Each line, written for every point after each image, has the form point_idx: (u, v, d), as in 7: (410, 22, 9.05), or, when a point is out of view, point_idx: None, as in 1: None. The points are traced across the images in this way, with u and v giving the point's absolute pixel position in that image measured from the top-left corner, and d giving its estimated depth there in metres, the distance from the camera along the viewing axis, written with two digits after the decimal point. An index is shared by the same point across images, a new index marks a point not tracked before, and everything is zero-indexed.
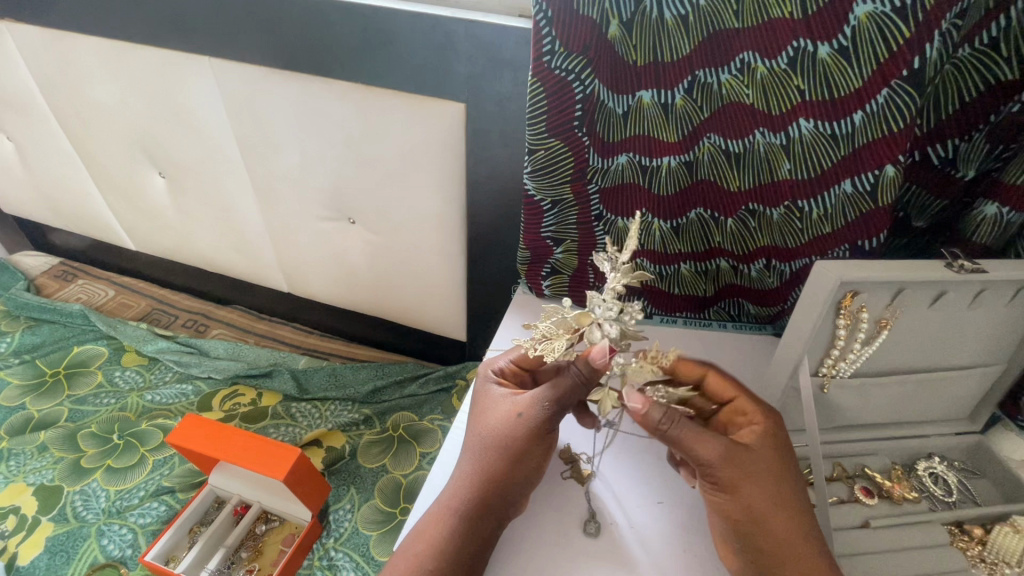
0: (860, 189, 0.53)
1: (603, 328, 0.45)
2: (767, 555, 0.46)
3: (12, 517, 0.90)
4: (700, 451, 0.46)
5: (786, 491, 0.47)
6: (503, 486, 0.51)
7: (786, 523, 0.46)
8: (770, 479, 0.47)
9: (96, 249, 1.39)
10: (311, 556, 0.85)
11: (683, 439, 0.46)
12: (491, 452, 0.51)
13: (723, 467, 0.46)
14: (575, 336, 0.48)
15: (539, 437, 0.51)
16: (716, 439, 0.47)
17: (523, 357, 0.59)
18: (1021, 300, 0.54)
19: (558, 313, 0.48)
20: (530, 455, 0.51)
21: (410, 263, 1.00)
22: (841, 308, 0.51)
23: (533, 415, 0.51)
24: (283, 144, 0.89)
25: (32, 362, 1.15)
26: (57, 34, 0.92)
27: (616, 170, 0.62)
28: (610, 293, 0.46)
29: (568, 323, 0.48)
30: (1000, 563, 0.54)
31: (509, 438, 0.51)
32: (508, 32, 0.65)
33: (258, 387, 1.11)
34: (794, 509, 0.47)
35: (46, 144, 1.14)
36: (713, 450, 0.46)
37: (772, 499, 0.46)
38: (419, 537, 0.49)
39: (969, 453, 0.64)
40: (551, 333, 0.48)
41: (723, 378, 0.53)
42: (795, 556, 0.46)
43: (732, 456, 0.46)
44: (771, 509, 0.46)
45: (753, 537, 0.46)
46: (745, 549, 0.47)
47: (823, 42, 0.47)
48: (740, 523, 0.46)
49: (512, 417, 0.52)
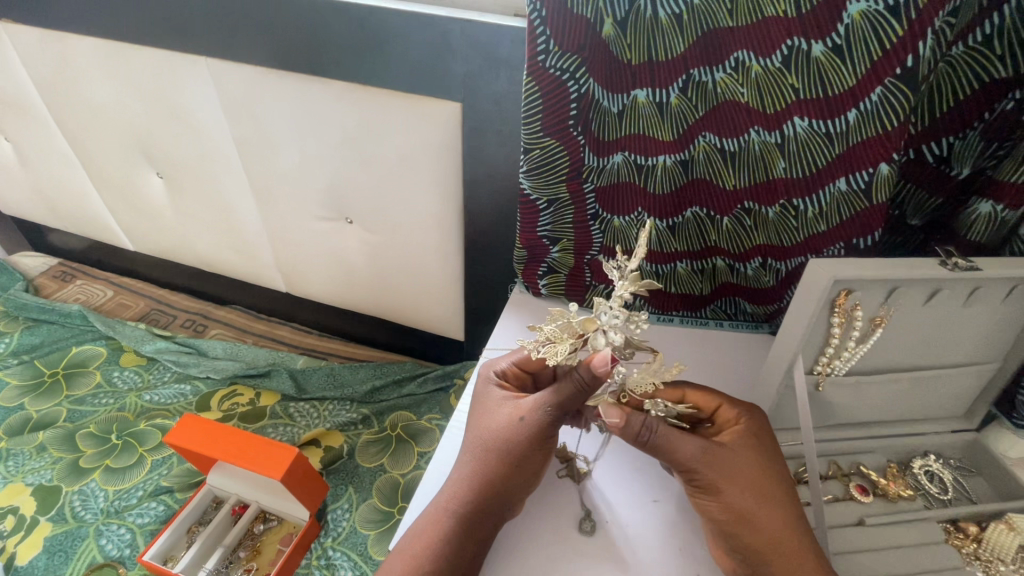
0: (855, 188, 0.53)
1: (608, 335, 0.45)
2: (756, 554, 0.46)
3: (11, 517, 0.90)
4: (678, 453, 0.48)
5: (772, 488, 0.48)
6: (502, 489, 0.51)
7: (774, 520, 0.47)
8: (751, 476, 0.48)
9: (95, 249, 1.39)
10: (309, 556, 0.85)
11: (662, 444, 0.49)
12: (491, 454, 0.51)
13: (702, 467, 0.48)
14: (579, 341, 0.48)
15: (540, 441, 0.51)
16: (694, 440, 0.48)
17: (525, 359, 0.58)
18: (1015, 297, 0.54)
19: (563, 316, 0.48)
20: (530, 459, 0.51)
21: (408, 263, 1.00)
22: (835, 306, 0.51)
23: (534, 420, 0.51)
24: (281, 144, 0.89)
25: (31, 363, 1.15)
26: (54, 34, 0.92)
27: (612, 168, 0.62)
28: (617, 300, 0.45)
29: (573, 328, 0.48)
30: (995, 561, 0.54)
31: (509, 441, 0.51)
32: (504, 31, 0.65)
33: (257, 387, 1.11)
34: (780, 506, 0.47)
35: (45, 145, 1.14)
36: (690, 451, 0.48)
37: (755, 495, 0.47)
38: (416, 537, 0.49)
39: (965, 451, 0.64)
40: (556, 336, 0.48)
41: (700, 390, 0.54)
42: (784, 553, 0.46)
43: (711, 456, 0.48)
44: (756, 505, 0.47)
45: (740, 536, 0.47)
46: (733, 547, 0.47)
47: (817, 41, 0.47)
48: (726, 522, 0.47)
49: (513, 421, 0.52)
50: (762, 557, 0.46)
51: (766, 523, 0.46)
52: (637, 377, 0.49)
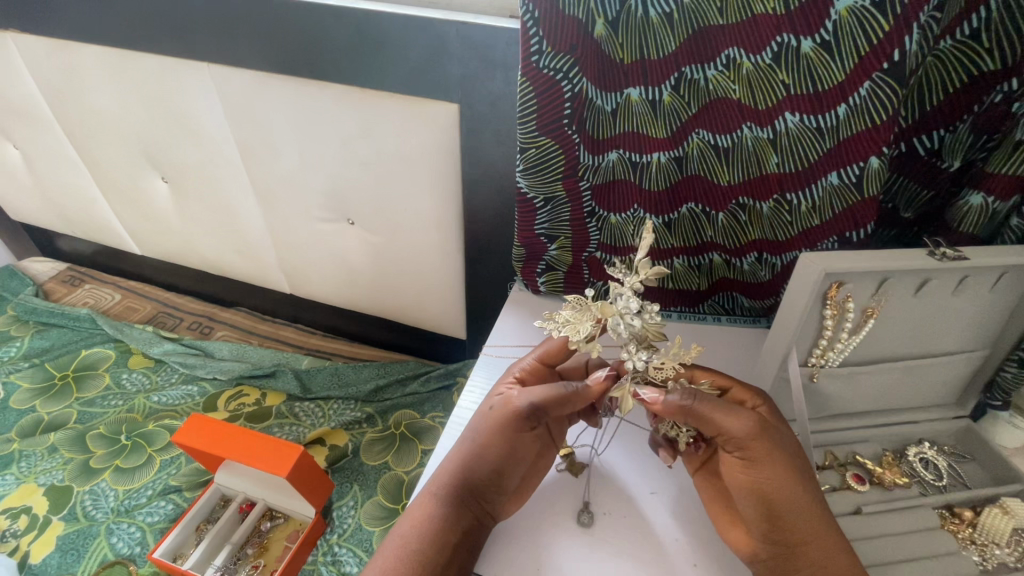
0: (846, 181, 0.53)
1: (624, 320, 0.46)
2: (792, 535, 0.47)
3: (24, 517, 0.92)
4: (730, 428, 0.47)
5: (806, 474, 0.48)
6: (484, 475, 0.51)
7: (809, 502, 0.47)
8: (793, 457, 0.48)
9: (104, 254, 1.42)
10: (316, 552, 0.87)
11: (710, 414, 0.47)
12: (471, 438, 0.53)
13: (753, 441, 0.47)
14: (599, 325, 0.48)
15: (513, 429, 0.53)
16: (744, 415, 0.47)
17: (547, 351, 0.58)
18: (1003, 285, 0.55)
19: (581, 303, 0.49)
20: (509, 445, 0.52)
21: (410, 262, 1.01)
22: (827, 299, 0.52)
23: (510, 404, 0.53)
24: (283, 147, 0.91)
25: (41, 366, 1.18)
26: (60, 44, 0.94)
27: (606, 167, 0.63)
28: (630, 289, 0.46)
29: (591, 312, 0.48)
30: (990, 544, 0.55)
31: (490, 428, 0.53)
32: (499, 32, 0.66)
33: (263, 387, 1.12)
34: (812, 490, 0.48)
35: (52, 151, 1.16)
36: (743, 426, 0.47)
37: (797, 479, 0.47)
38: (407, 518, 0.51)
39: (960, 437, 0.65)
40: (575, 320, 0.49)
41: (707, 370, 0.54)
42: (816, 535, 0.47)
43: (760, 432, 0.47)
44: (796, 491, 0.47)
45: (780, 517, 0.47)
46: (769, 529, 0.47)
47: (805, 37, 0.48)
48: (770, 502, 0.47)
49: (493, 408, 0.54)
50: (796, 538, 0.47)
51: (802, 506, 0.47)
52: (658, 361, 0.49)
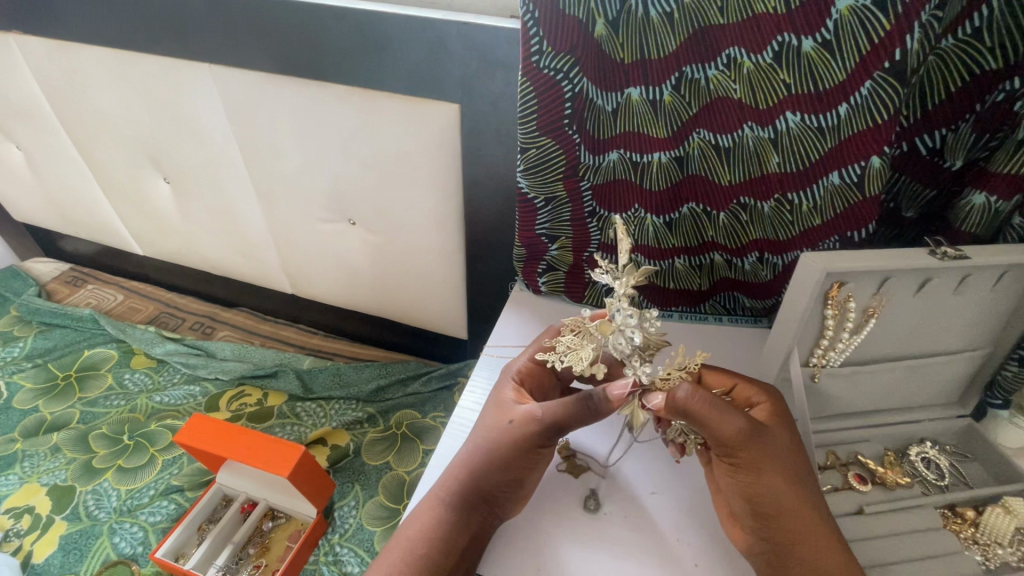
0: (848, 181, 0.53)
1: (625, 334, 0.46)
2: (783, 534, 0.46)
3: (27, 516, 0.92)
4: (721, 433, 0.46)
5: (799, 476, 0.48)
6: (490, 487, 0.51)
7: (801, 504, 0.47)
8: (784, 459, 0.47)
9: (106, 254, 1.42)
10: (317, 552, 0.87)
11: (706, 418, 0.46)
12: (479, 451, 0.52)
13: (741, 447, 0.46)
14: (599, 343, 0.50)
15: (525, 449, 0.50)
16: (736, 420, 0.46)
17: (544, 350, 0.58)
18: (1005, 284, 0.55)
19: (581, 325, 0.53)
20: (517, 462, 0.51)
21: (412, 262, 1.01)
22: (828, 298, 0.52)
23: (522, 422, 0.51)
24: (285, 148, 0.91)
25: (44, 366, 1.18)
26: (62, 45, 0.95)
27: (607, 166, 0.63)
28: (625, 298, 0.47)
29: (590, 335, 0.51)
30: (992, 544, 0.55)
31: (499, 445, 0.51)
32: (500, 32, 0.66)
33: (264, 387, 1.13)
34: (806, 490, 0.48)
35: (55, 152, 1.16)
36: (733, 431, 0.46)
37: (788, 481, 0.47)
38: (413, 522, 0.51)
39: (960, 437, 0.65)
40: (575, 344, 0.51)
41: (715, 370, 0.54)
42: (809, 536, 0.46)
43: (748, 436, 0.46)
44: (786, 492, 0.47)
45: (769, 516, 0.47)
46: (757, 526, 0.47)
47: (807, 36, 0.48)
48: (758, 502, 0.47)
49: (502, 422, 0.52)
50: (787, 538, 0.46)
51: (793, 507, 0.47)
52: (664, 372, 0.50)
